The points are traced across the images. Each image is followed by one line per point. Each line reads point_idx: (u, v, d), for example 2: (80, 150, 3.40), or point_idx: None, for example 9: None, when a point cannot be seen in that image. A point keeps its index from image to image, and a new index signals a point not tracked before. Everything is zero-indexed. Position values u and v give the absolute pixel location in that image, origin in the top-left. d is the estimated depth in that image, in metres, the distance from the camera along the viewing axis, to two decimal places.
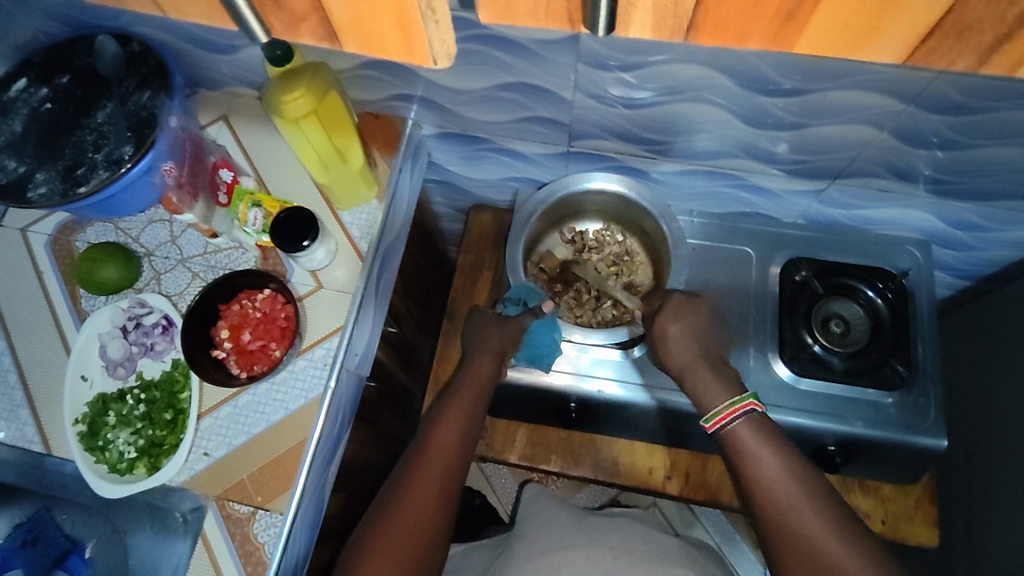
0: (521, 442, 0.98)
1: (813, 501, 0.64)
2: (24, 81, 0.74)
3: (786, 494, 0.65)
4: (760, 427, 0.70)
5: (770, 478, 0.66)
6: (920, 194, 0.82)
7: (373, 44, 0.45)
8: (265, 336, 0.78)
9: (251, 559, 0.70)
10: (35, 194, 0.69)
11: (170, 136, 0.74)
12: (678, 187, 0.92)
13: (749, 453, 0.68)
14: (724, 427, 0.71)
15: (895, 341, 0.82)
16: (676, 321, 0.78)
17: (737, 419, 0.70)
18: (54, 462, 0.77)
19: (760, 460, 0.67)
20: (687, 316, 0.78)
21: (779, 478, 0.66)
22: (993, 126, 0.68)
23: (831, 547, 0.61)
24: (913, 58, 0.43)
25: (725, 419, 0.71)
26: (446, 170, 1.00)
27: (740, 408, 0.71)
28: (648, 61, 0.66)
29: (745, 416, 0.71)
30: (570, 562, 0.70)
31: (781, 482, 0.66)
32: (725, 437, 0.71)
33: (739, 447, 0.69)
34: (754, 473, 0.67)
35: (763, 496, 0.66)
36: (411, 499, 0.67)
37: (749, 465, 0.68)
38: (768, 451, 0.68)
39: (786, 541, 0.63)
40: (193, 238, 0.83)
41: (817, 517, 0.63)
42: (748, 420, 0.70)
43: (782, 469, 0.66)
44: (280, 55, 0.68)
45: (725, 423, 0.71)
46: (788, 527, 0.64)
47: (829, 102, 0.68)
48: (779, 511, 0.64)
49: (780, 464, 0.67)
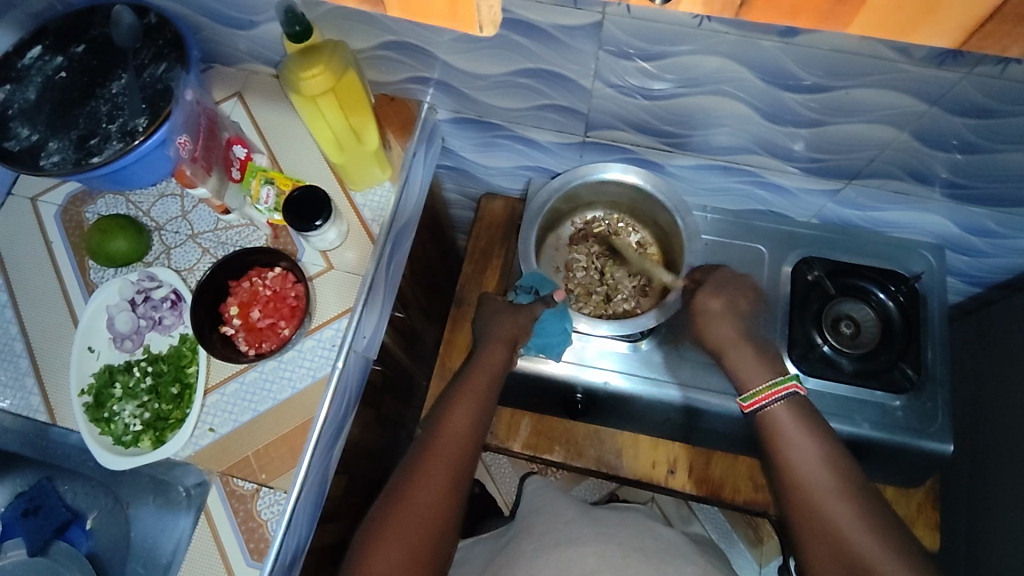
0: (525, 431, 0.98)
1: (854, 503, 0.63)
2: (39, 49, 0.75)
3: (826, 493, 0.64)
4: (803, 417, 0.70)
5: (810, 473, 0.66)
6: (936, 197, 0.81)
7: (419, 11, 0.55)
8: (274, 314, 0.77)
9: (253, 536, 0.70)
10: (48, 162, 0.69)
11: (184, 110, 0.73)
12: (692, 181, 0.92)
13: (785, 438, 0.69)
14: (762, 407, 0.72)
15: (907, 344, 0.82)
16: (708, 298, 0.78)
17: (778, 400, 0.71)
18: (59, 432, 0.77)
19: (798, 448, 0.68)
20: (720, 298, 0.79)
21: (819, 476, 0.65)
22: (1013, 131, 0.68)
23: (871, 551, 0.60)
24: (965, 34, 0.47)
25: (764, 400, 0.72)
26: (459, 156, 1.00)
27: (783, 390, 0.71)
28: (671, 51, 0.65)
29: (789, 403, 0.71)
30: (581, 558, 0.69)
31: (821, 480, 0.65)
32: (765, 422, 0.71)
33: (776, 435, 0.70)
34: (791, 462, 0.67)
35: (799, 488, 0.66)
36: (421, 486, 0.67)
37: (786, 455, 0.68)
38: (810, 445, 0.67)
39: (818, 538, 0.63)
40: (204, 214, 0.83)
41: (858, 517, 0.62)
42: (790, 407, 0.71)
43: (823, 468, 0.66)
44: (299, 31, 0.67)
45: (764, 409, 0.72)
46: (824, 524, 0.63)
47: (852, 100, 0.68)
48: (816, 507, 0.64)
49: (821, 460, 0.66)
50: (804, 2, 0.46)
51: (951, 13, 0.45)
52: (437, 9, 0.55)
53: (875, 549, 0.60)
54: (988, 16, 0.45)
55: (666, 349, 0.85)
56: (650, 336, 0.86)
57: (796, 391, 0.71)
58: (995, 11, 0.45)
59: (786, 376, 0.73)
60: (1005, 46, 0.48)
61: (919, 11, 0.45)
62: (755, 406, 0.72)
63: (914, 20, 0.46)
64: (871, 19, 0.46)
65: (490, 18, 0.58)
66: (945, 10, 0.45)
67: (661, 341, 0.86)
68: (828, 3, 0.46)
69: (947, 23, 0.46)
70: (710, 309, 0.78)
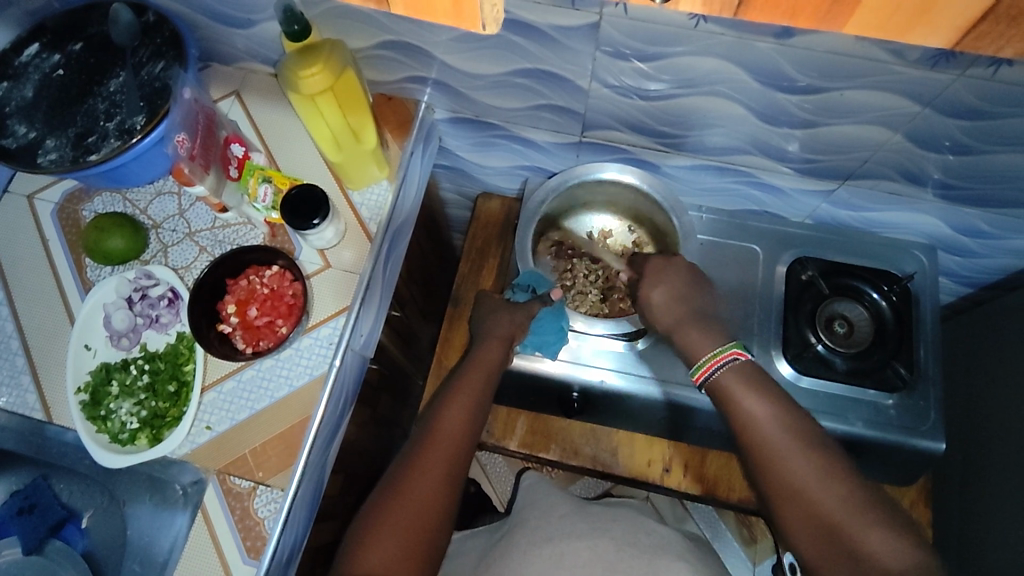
0: (521, 429, 0.99)
1: (817, 461, 0.64)
2: (36, 47, 0.75)
3: (798, 465, 0.64)
4: (757, 384, 0.69)
5: (779, 445, 0.65)
6: (929, 198, 0.82)
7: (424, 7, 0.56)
8: (272, 313, 0.78)
9: (251, 534, 0.70)
10: (45, 160, 0.69)
11: (182, 108, 0.73)
12: (688, 182, 0.92)
13: (736, 404, 0.69)
14: (708, 378, 0.72)
15: (899, 342, 0.83)
16: (656, 285, 0.79)
17: (720, 368, 0.71)
18: (55, 430, 0.77)
19: (751, 411, 0.67)
20: (665, 279, 0.79)
21: (788, 447, 0.65)
22: (1004, 132, 0.68)
23: (853, 525, 0.60)
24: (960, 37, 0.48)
25: (707, 371, 0.72)
26: (456, 156, 1.00)
27: (722, 358, 0.71)
28: (668, 52, 0.66)
29: (739, 371, 0.70)
30: (573, 552, 0.70)
31: (791, 452, 0.64)
32: (715, 390, 0.71)
33: (728, 400, 0.69)
34: (749, 428, 0.67)
35: (760, 451, 0.66)
36: (415, 482, 0.67)
37: (752, 429, 0.67)
38: (761, 405, 0.67)
39: (795, 510, 0.63)
40: (201, 212, 0.83)
41: (834, 488, 0.62)
42: (736, 373, 0.70)
43: (790, 434, 0.65)
44: (298, 30, 0.67)
45: (716, 379, 0.71)
46: (791, 488, 0.63)
47: (846, 101, 0.68)
48: (790, 485, 0.63)
49: (786, 430, 0.66)
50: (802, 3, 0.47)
51: (945, 14, 0.46)
52: (443, 7, 0.56)
53: (848, 513, 0.61)
54: (984, 15, 0.46)
55: (662, 347, 0.86)
56: (647, 335, 0.87)
57: (740, 358, 0.71)
58: (989, 12, 0.46)
59: (727, 343, 0.73)
60: (999, 47, 0.49)
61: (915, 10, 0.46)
62: (705, 376, 0.72)
63: (911, 20, 0.47)
64: (865, 20, 0.48)
65: (493, 15, 0.59)
66: (939, 10, 0.46)
67: (656, 341, 0.86)
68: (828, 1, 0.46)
69: (941, 24, 0.47)
70: (674, 285, 0.78)
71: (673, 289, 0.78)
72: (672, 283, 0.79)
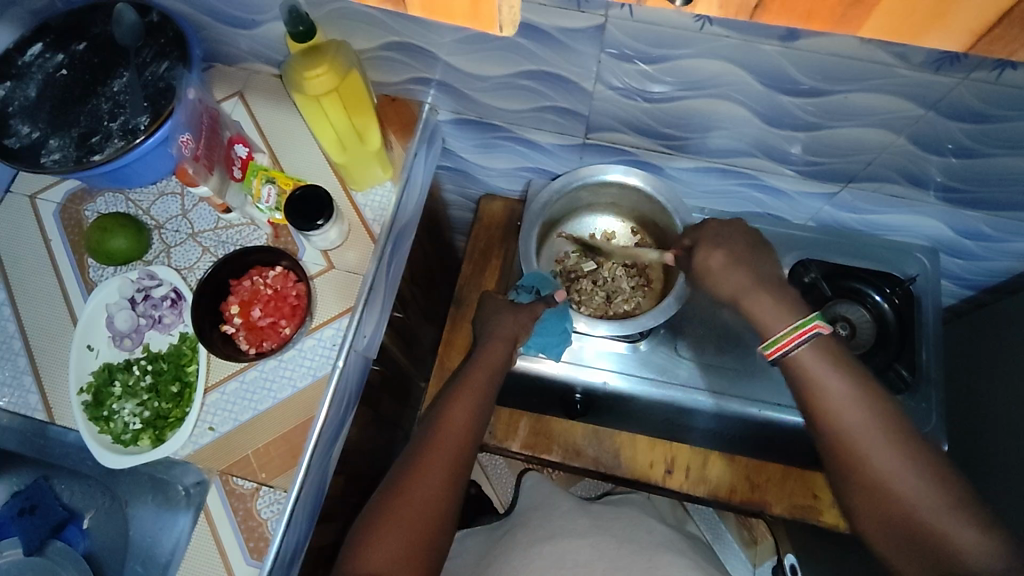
0: (523, 431, 0.96)
1: (902, 448, 0.61)
2: (40, 47, 0.74)
3: (878, 455, 0.61)
4: (842, 368, 0.65)
5: (860, 433, 0.62)
6: (932, 201, 0.82)
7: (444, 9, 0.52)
8: (275, 313, 0.77)
9: (253, 535, 0.70)
10: (48, 159, 0.69)
11: (187, 108, 0.74)
12: (691, 184, 0.92)
13: (816, 384, 0.65)
14: (786, 353, 0.67)
15: (901, 345, 0.85)
16: (716, 248, 0.74)
17: (801, 343, 0.66)
18: (57, 431, 0.77)
19: (831, 393, 0.64)
20: (726, 242, 0.74)
21: (867, 436, 0.62)
22: (1008, 135, 0.69)
23: (939, 517, 0.57)
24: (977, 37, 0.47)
25: (787, 345, 0.66)
26: (459, 157, 1.00)
27: (805, 331, 0.66)
28: (674, 54, 0.66)
29: (819, 351, 0.66)
30: (576, 549, 0.70)
31: (873, 442, 0.62)
32: (790, 368, 0.67)
33: (806, 381, 0.66)
34: (828, 410, 0.64)
35: (839, 436, 0.63)
36: (418, 482, 0.67)
37: (829, 416, 0.64)
38: (843, 386, 0.64)
39: (874, 499, 0.61)
40: (205, 213, 0.83)
41: (920, 481, 0.59)
42: (816, 351, 0.66)
43: (871, 419, 0.62)
44: (303, 31, 0.67)
45: (789, 358, 0.67)
46: (871, 475, 0.61)
47: (850, 104, 0.68)
48: (872, 472, 0.61)
49: (869, 418, 0.63)
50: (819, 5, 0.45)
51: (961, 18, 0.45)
52: (460, 10, 0.52)
53: (934, 505, 0.58)
54: (1000, 19, 0.45)
55: (662, 352, 0.88)
56: (649, 337, 0.89)
57: (821, 332, 0.66)
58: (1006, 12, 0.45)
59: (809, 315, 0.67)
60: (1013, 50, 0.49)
61: (928, 20, 0.45)
62: (779, 353, 0.67)
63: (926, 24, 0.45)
64: (885, 23, 0.46)
65: (510, 17, 0.55)
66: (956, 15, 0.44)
67: (660, 341, 0.89)
68: (842, 7, 0.45)
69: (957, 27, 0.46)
70: (737, 249, 0.73)
71: (735, 253, 0.73)
72: (730, 247, 0.73)
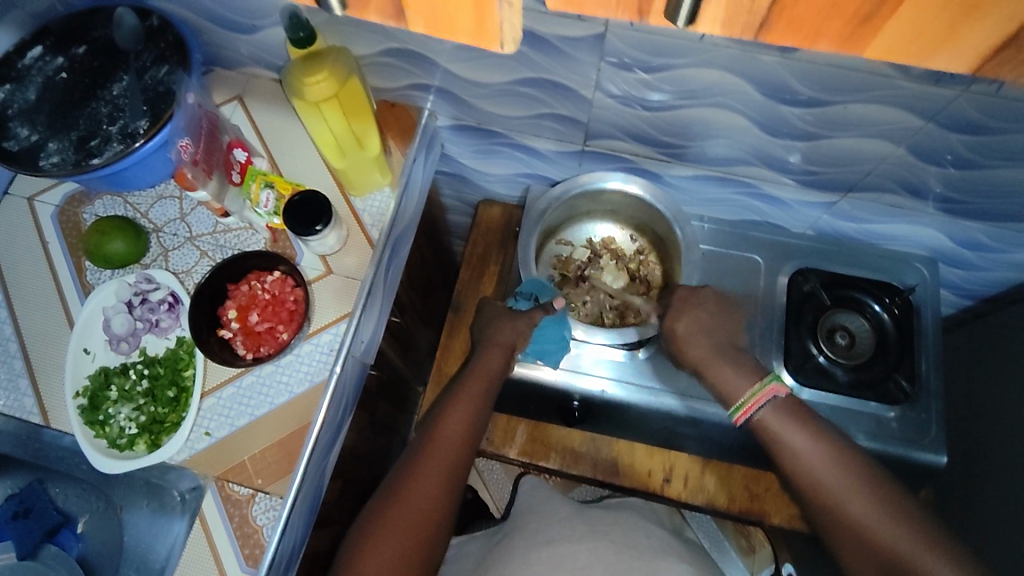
0: (521, 437, 0.95)
1: (873, 496, 0.66)
2: (40, 49, 0.74)
3: (855, 503, 0.66)
4: (803, 419, 0.72)
5: (830, 483, 0.68)
6: (930, 212, 0.82)
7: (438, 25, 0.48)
8: (273, 319, 0.77)
9: (249, 541, 0.70)
10: (47, 162, 0.69)
11: (186, 113, 0.73)
12: (689, 192, 0.92)
13: (785, 442, 0.71)
14: (750, 417, 0.74)
15: (900, 354, 0.84)
16: (682, 317, 0.82)
17: (761, 406, 0.73)
18: (52, 434, 0.76)
19: (801, 448, 0.70)
20: (692, 309, 0.82)
21: (843, 487, 0.67)
22: (1009, 147, 0.69)
23: (913, 557, 0.61)
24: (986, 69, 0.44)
25: (750, 409, 0.74)
26: (458, 163, 1.01)
27: (762, 395, 0.74)
28: (673, 63, 0.66)
29: (780, 409, 0.73)
30: (573, 554, 0.70)
31: (837, 483, 0.67)
32: (759, 430, 0.74)
33: (775, 440, 0.72)
34: (803, 466, 0.69)
35: (813, 489, 0.69)
36: (413, 489, 0.67)
37: (798, 464, 0.70)
38: (810, 442, 0.70)
39: (857, 549, 0.65)
40: (203, 216, 0.83)
41: (894, 522, 0.64)
42: (776, 410, 0.73)
43: (841, 471, 0.68)
44: (303, 37, 0.66)
45: (758, 419, 0.74)
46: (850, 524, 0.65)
47: (850, 114, 0.68)
48: (850, 522, 0.66)
49: (840, 471, 0.68)
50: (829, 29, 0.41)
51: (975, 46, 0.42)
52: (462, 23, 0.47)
53: (908, 547, 0.62)
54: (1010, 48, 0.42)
55: (661, 358, 0.88)
56: (647, 345, 0.89)
57: (779, 393, 0.74)
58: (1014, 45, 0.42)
59: (765, 378, 0.75)
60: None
61: (938, 38, 0.39)
62: (745, 417, 0.75)
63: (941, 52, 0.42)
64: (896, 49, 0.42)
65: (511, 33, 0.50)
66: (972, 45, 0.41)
67: (658, 349, 0.89)
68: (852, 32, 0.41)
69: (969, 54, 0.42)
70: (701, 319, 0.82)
71: (700, 321, 0.82)
72: (695, 316, 0.82)
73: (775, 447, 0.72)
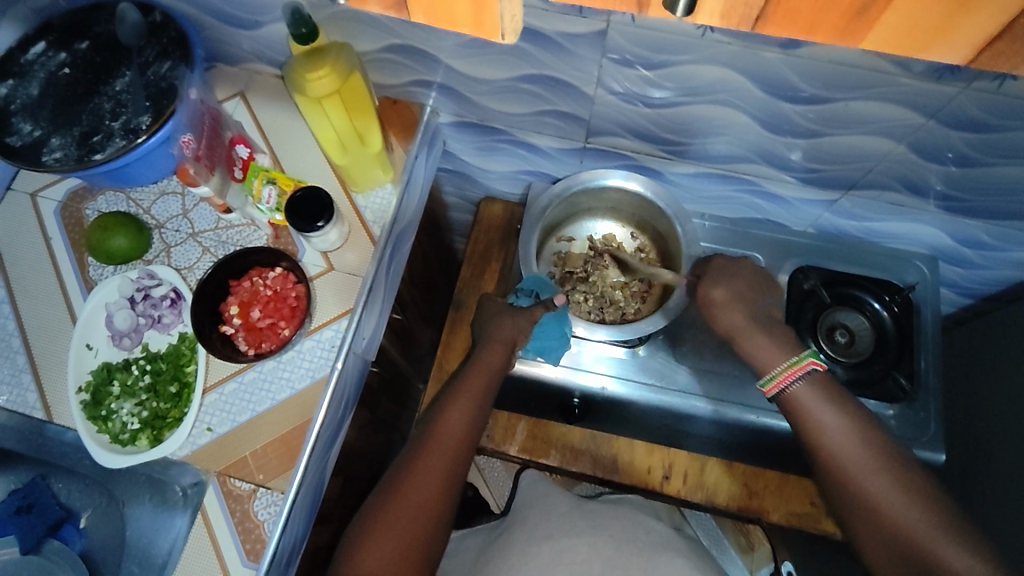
0: (521, 434, 0.96)
1: (894, 478, 0.65)
2: (42, 45, 0.75)
3: (874, 484, 0.65)
4: (831, 395, 0.70)
5: (852, 462, 0.66)
6: (931, 209, 0.82)
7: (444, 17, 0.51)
8: (274, 315, 0.78)
9: (250, 536, 0.70)
10: (50, 158, 0.69)
11: (189, 109, 0.73)
12: (690, 190, 0.93)
13: (809, 417, 0.70)
14: (782, 390, 0.72)
15: (900, 352, 0.85)
16: (719, 286, 0.79)
17: (795, 379, 0.71)
18: (55, 429, 0.77)
19: (824, 425, 0.69)
20: (727, 279, 0.79)
21: (864, 466, 0.66)
22: (1010, 144, 0.69)
23: (930, 540, 0.60)
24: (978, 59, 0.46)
25: (782, 382, 0.72)
26: (460, 160, 1.01)
27: (801, 368, 0.72)
28: (674, 60, 0.66)
29: (813, 384, 0.71)
30: (573, 548, 0.70)
31: (858, 461, 0.66)
32: (785, 403, 0.72)
33: (800, 414, 0.70)
34: (824, 442, 0.68)
35: (835, 467, 0.67)
36: (414, 485, 0.67)
37: (819, 441, 0.68)
38: (834, 418, 0.69)
39: (874, 528, 0.64)
40: (205, 212, 0.83)
41: (913, 506, 0.63)
42: (809, 385, 0.71)
43: (862, 450, 0.67)
44: (305, 32, 0.67)
45: (787, 391, 0.72)
46: (867, 504, 0.64)
47: (851, 111, 0.68)
48: (868, 502, 0.64)
49: (862, 451, 0.67)
50: (823, 18, 0.43)
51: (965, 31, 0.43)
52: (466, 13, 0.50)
53: (926, 530, 0.61)
54: (1001, 33, 0.43)
55: (662, 355, 0.88)
56: (648, 342, 0.89)
57: (815, 368, 0.72)
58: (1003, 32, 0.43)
59: (803, 352, 0.73)
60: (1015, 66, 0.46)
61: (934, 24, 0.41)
62: (777, 389, 0.73)
63: (928, 37, 0.44)
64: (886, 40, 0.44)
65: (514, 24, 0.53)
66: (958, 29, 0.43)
67: (658, 347, 0.89)
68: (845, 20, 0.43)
69: (960, 39, 0.44)
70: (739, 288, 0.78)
71: (735, 290, 0.78)
72: (732, 283, 0.79)
73: (800, 422, 0.70)
